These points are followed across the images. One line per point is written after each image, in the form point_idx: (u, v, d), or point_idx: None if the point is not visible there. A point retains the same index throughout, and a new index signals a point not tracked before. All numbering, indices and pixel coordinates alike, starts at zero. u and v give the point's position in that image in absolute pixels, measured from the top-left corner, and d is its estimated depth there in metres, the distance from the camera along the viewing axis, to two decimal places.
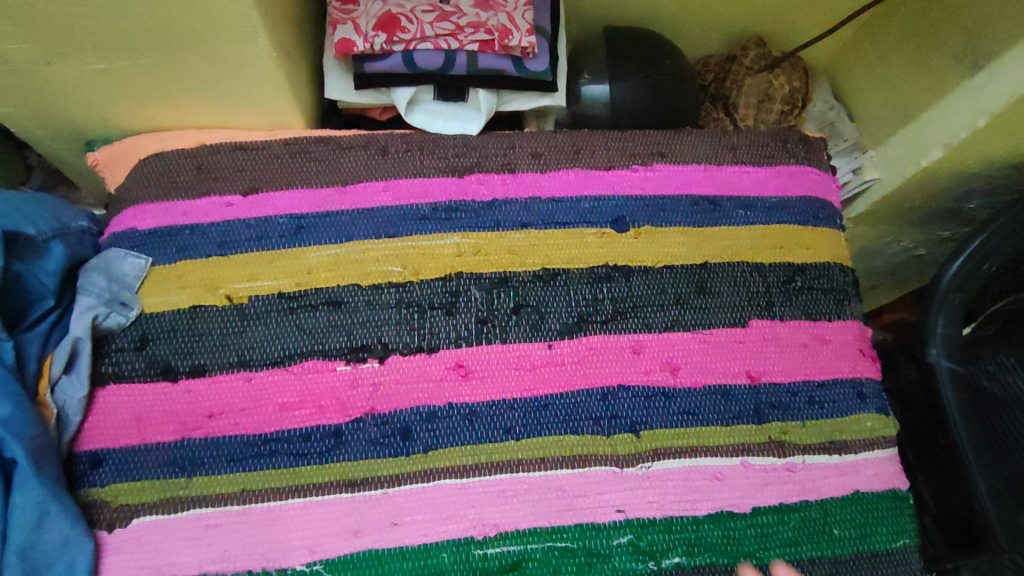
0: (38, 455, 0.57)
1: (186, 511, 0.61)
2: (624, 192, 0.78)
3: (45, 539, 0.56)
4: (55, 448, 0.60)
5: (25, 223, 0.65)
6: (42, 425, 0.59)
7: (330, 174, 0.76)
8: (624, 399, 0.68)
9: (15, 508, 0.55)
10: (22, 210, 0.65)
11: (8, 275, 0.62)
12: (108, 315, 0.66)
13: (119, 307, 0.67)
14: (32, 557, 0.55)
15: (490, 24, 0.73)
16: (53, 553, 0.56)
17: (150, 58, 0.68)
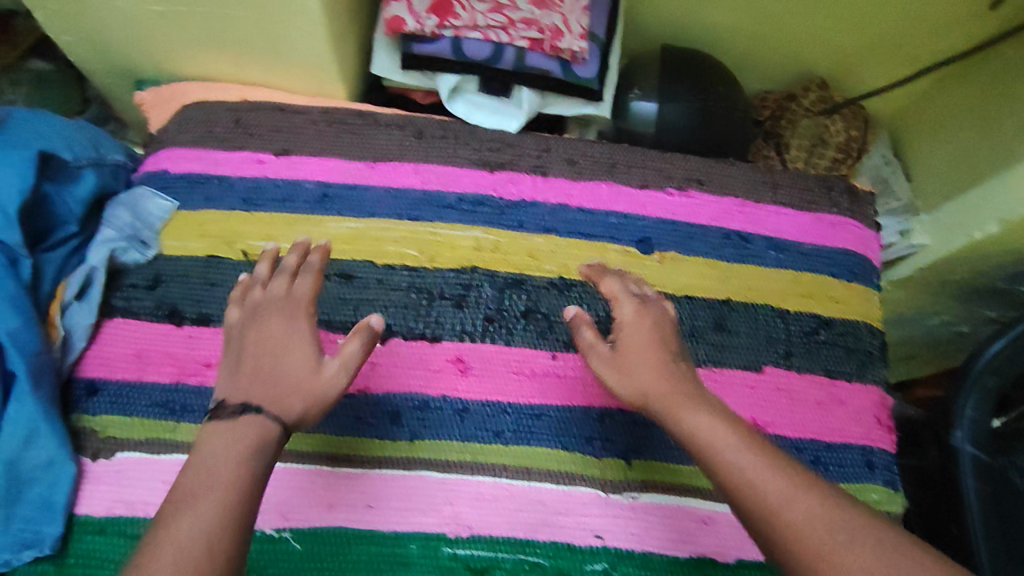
0: (36, 372, 0.58)
1: (169, 454, 0.60)
2: (653, 214, 0.76)
3: (31, 455, 0.57)
4: (55, 369, 0.61)
5: (64, 147, 0.65)
6: (47, 345, 0.60)
7: (363, 148, 0.76)
8: (621, 424, 0.66)
9: (8, 419, 0.56)
10: (62, 134, 0.66)
11: (37, 194, 0.63)
12: (126, 250, 0.67)
13: (138, 244, 0.68)
14: (15, 470, 0.56)
15: (543, 23, 0.71)
16: (36, 470, 0.57)
17: (204, 7, 0.69)
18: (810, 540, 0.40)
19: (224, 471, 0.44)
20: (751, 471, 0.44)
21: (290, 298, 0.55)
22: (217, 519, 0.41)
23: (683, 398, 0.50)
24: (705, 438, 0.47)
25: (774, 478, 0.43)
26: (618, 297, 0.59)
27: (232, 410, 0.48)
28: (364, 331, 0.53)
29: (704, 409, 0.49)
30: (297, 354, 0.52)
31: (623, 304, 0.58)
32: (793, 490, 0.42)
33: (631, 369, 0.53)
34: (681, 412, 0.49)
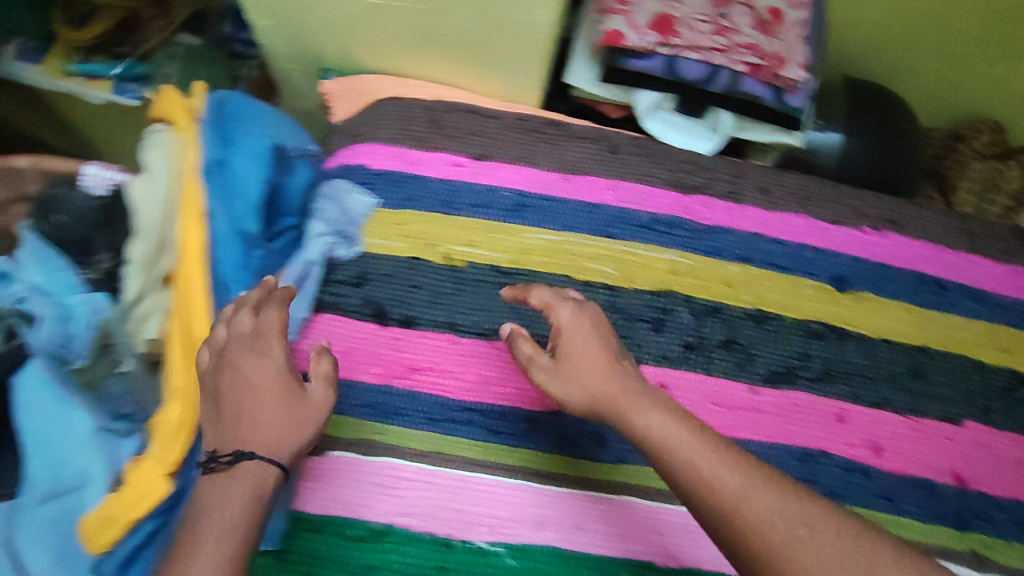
0: None
1: (380, 457, 0.62)
2: (848, 252, 0.75)
3: None
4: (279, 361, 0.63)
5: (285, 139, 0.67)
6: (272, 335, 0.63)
7: (557, 159, 0.74)
8: (823, 466, 0.66)
9: None
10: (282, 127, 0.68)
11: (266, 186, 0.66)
12: (335, 247, 0.68)
13: (343, 240, 0.68)
14: None
15: (765, 49, 0.68)
16: None
17: (424, 5, 0.66)
18: (769, 535, 0.41)
19: (237, 499, 0.46)
20: (705, 470, 0.44)
21: (255, 333, 0.54)
22: (230, 531, 0.44)
23: (636, 397, 0.49)
24: (661, 435, 0.47)
25: (734, 471, 0.44)
26: (570, 325, 0.54)
27: (225, 458, 0.47)
28: (325, 358, 0.55)
29: (655, 407, 0.49)
30: (274, 388, 0.51)
31: (564, 313, 0.55)
32: (750, 482, 0.43)
33: (570, 377, 0.52)
34: (641, 412, 0.48)
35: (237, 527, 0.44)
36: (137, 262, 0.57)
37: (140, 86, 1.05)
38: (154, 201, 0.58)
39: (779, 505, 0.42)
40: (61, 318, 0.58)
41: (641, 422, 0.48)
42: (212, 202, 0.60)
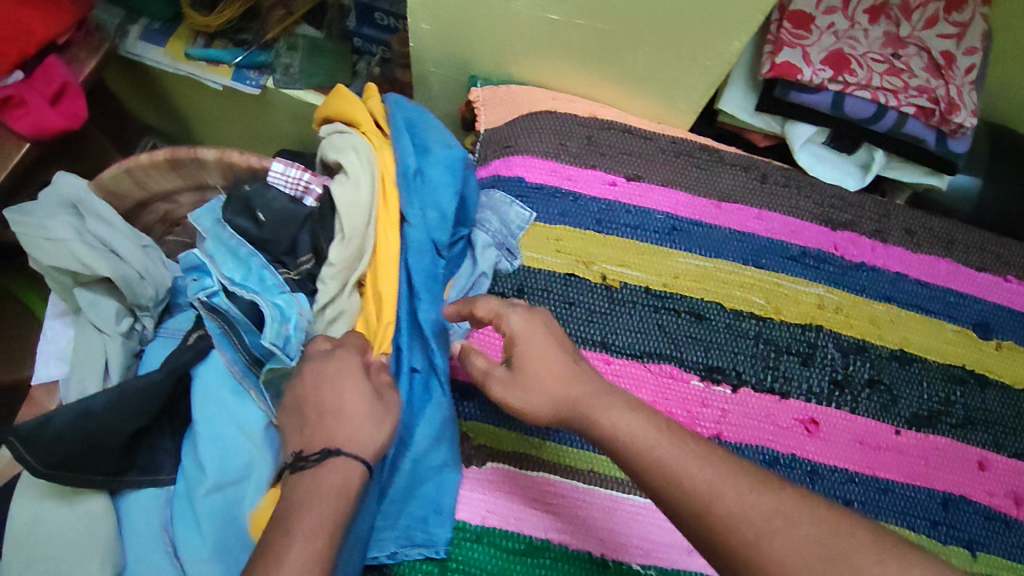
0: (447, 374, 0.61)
1: (536, 471, 0.61)
2: (990, 298, 0.75)
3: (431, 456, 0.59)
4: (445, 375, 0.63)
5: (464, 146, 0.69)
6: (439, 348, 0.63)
7: (709, 186, 0.75)
8: (965, 513, 0.65)
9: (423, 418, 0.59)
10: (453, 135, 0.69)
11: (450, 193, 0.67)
12: (498, 259, 0.68)
13: (505, 253, 0.69)
14: (417, 467, 0.58)
15: (937, 93, 0.70)
16: (428, 471, 0.59)
17: (606, 24, 0.68)
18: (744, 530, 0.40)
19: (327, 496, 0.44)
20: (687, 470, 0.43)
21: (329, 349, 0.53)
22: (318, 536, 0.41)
23: (602, 397, 0.49)
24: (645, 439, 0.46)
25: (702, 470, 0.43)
26: (505, 311, 0.54)
27: (313, 457, 0.46)
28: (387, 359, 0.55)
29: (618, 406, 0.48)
30: (354, 387, 0.50)
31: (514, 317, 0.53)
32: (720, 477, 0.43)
33: (529, 389, 0.51)
34: (612, 412, 0.48)
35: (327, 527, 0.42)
36: (340, 264, 0.58)
37: (260, 74, 1.04)
38: (359, 204, 0.59)
39: (751, 500, 0.41)
40: (280, 319, 0.57)
41: (607, 423, 0.47)
42: (410, 208, 0.62)
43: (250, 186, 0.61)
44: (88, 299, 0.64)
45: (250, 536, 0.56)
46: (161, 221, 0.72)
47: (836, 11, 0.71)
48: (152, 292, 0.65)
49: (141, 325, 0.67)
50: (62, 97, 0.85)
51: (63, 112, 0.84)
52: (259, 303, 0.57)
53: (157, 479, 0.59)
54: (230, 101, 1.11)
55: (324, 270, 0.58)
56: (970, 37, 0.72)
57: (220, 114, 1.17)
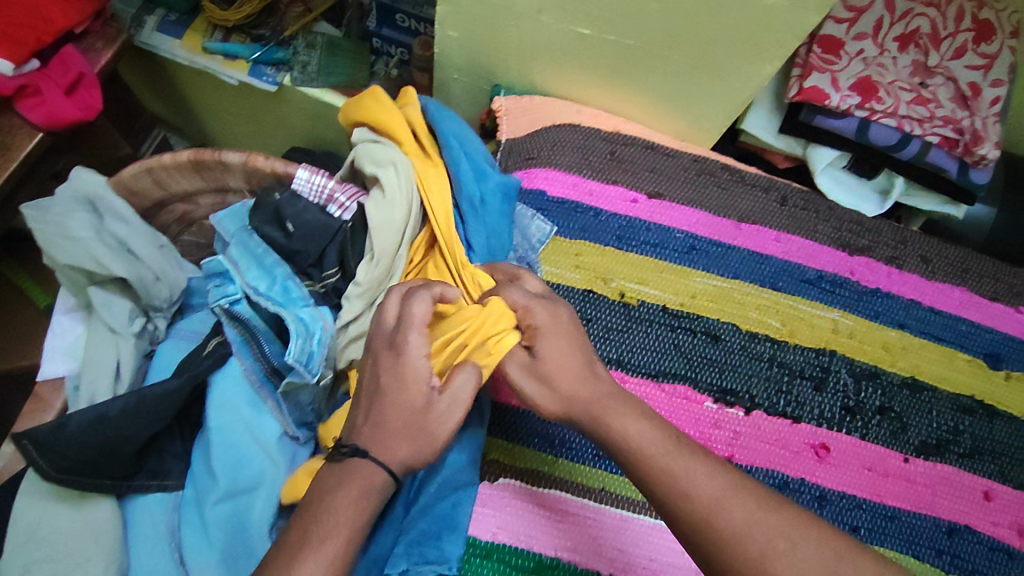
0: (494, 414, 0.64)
1: (547, 488, 0.61)
2: (1001, 328, 0.75)
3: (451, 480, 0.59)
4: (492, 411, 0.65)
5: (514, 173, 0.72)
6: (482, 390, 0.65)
7: (728, 206, 0.75)
8: (968, 542, 0.66)
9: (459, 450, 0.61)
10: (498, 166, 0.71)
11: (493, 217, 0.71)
12: None
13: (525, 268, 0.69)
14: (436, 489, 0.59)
15: (963, 124, 0.71)
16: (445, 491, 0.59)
17: (634, 41, 0.68)
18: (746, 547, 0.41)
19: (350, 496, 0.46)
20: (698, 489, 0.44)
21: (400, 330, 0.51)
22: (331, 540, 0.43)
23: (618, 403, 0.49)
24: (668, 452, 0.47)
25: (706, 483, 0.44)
26: (529, 304, 0.54)
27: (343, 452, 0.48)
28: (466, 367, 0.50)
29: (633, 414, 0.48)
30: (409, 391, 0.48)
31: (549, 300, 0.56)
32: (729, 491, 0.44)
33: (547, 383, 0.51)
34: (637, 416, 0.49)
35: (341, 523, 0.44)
36: (366, 285, 0.58)
37: (276, 71, 1.04)
38: (392, 225, 0.59)
39: (750, 517, 0.42)
40: (306, 334, 0.56)
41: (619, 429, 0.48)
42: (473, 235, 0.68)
43: (281, 195, 0.61)
44: (101, 298, 0.62)
45: (263, 540, 0.55)
46: (178, 220, 0.72)
47: (866, 37, 0.72)
48: (166, 293, 0.65)
49: (153, 326, 0.66)
50: (78, 87, 0.82)
51: (77, 102, 0.81)
52: (284, 315, 0.57)
53: (164, 484, 0.58)
54: (244, 96, 1.10)
55: (351, 288, 0.58)
56: (998, 69, 0.72)
57: (231, 108, 1.16)
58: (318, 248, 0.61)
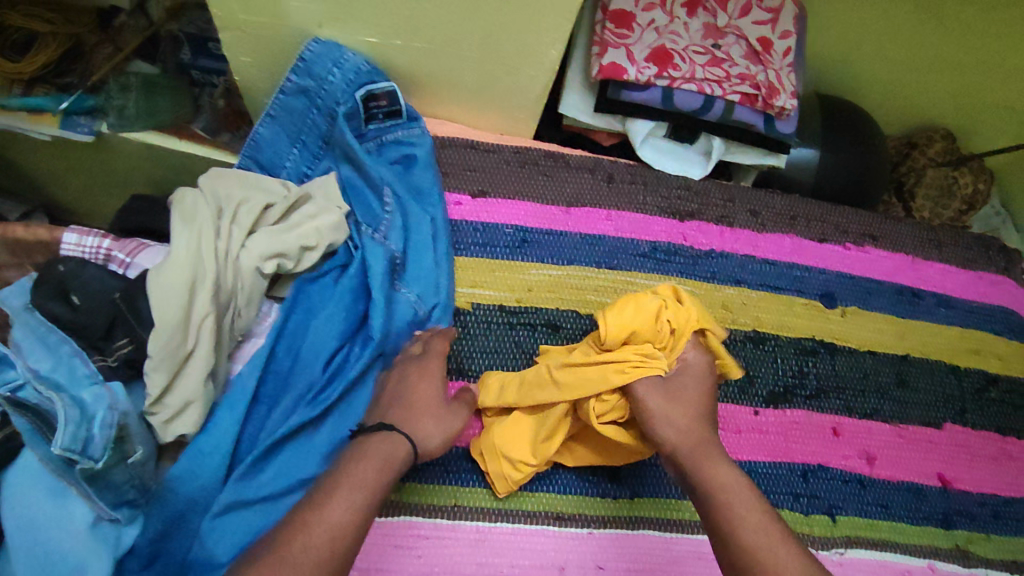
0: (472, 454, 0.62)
1: (396, 516, 0.59)
2: (833, 268, 0.78)
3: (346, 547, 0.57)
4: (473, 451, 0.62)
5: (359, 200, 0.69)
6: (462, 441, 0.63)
7: (556, 193, 0.74)
8: (823, 480, 0.68)
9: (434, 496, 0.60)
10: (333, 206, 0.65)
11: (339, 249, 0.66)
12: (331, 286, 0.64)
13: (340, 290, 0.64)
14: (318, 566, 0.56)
15: (758, 79, 0.72)
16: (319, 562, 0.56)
17: (423, 43, 0.66)
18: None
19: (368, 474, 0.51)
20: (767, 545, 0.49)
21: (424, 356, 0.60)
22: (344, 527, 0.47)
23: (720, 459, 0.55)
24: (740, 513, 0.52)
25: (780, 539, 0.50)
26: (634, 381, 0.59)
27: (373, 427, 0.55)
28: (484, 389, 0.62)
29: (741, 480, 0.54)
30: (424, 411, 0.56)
31: (691, 355, 0.62)
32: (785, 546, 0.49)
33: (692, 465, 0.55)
34: (715, 467, 0.55)
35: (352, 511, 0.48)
36: (159, 357, 0.52)
37: (91, 119, 0.95)
38: (174, 289, 0.53)
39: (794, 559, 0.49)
40: (81, 418, 0.49)
41: (716, 468, 0.54)
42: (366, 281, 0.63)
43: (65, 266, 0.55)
44: None
45: None
46: None
47: (655, 8, 0.73)
48: None
49: None
50: None
51: None
52: (56, 398, 0.49)
53: None
54: (63, 152, 1.02)
55: (146, 361, 0.53)
56: (784, 21, 0.75)
57: (53, 163, 1.06)
58: (106, 316, 0.54)
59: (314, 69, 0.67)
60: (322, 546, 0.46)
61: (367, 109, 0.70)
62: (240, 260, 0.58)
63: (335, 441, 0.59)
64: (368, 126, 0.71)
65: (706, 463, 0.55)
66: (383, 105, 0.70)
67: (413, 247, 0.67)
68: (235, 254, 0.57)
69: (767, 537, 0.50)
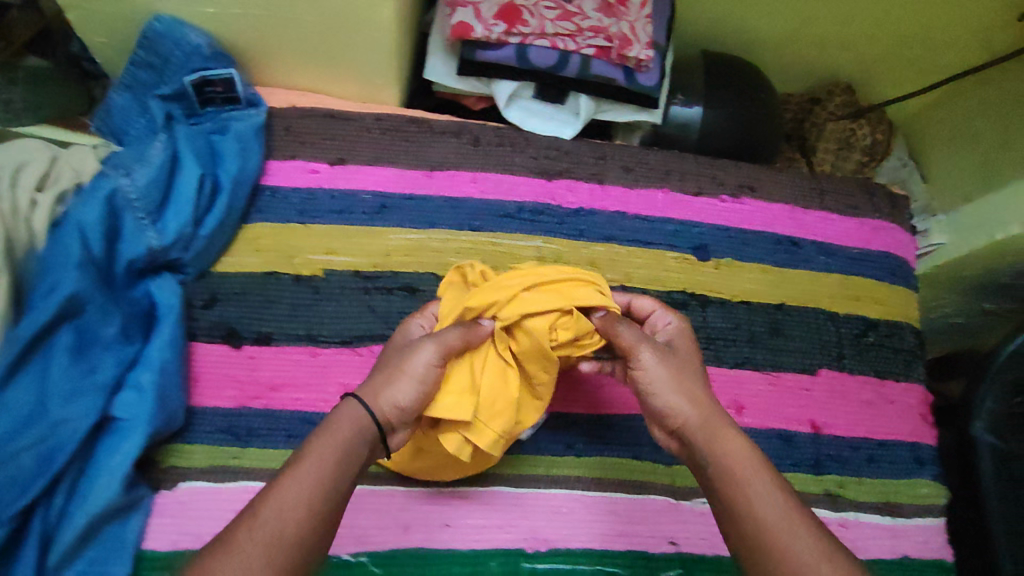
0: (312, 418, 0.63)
1: (234, 481, 0.59)
2: (708, 221, 0.77)
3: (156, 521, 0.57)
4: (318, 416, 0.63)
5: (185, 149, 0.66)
6: (306, 406, 0.63)
7: (418, 157, 0.73)
8: None
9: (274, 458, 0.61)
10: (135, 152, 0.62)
11: (168, 187, 0.62)
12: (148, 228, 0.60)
13: (154, 227, 0.61)
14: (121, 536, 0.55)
15: (611, 31, 0.71)
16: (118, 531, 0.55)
17: (262, 11, 0.65)
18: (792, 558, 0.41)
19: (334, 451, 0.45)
20: (769, 509, 0.44)
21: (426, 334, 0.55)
22: (301, 505, 0.41)
23: (721, 426, 0.50)
24: (739, 474, 0.46)
25: (774, 502, 0.44)
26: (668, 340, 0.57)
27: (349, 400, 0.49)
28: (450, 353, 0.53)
29: (741, 440, 0.49)
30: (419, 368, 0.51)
31: (667, 318, 0.59)
32: (784, 506, 0.44)
33: (707, 439, 0.49)
34: (720, 438, 0.49)
35: (310, 489, 0.42)
36: None
37: None
38: None
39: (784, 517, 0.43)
40: None
41: (727, 440, 0.49)
42: (171, 214, 0.61)
43: None
44: None
45: None
46: None
47: None
48: None
49: None
50: None
51: None
52: None
53: None
54: None
55: None
56: None
57: None
58: None
59: (160, 48, 0.66)
60: (260, 539, 0.39)
61: (202, 93, 0.68)
62: (32, 220, 0.57)
63: (161, 359, 0.58)
64: (203, 108, 0.69)
65: (712, 432, 0.49)
66: (220, 90, 0.69)
67: (221, 173, 0.65)
68: (25, 213, 0.57)
69: (773, 506, 0.44)
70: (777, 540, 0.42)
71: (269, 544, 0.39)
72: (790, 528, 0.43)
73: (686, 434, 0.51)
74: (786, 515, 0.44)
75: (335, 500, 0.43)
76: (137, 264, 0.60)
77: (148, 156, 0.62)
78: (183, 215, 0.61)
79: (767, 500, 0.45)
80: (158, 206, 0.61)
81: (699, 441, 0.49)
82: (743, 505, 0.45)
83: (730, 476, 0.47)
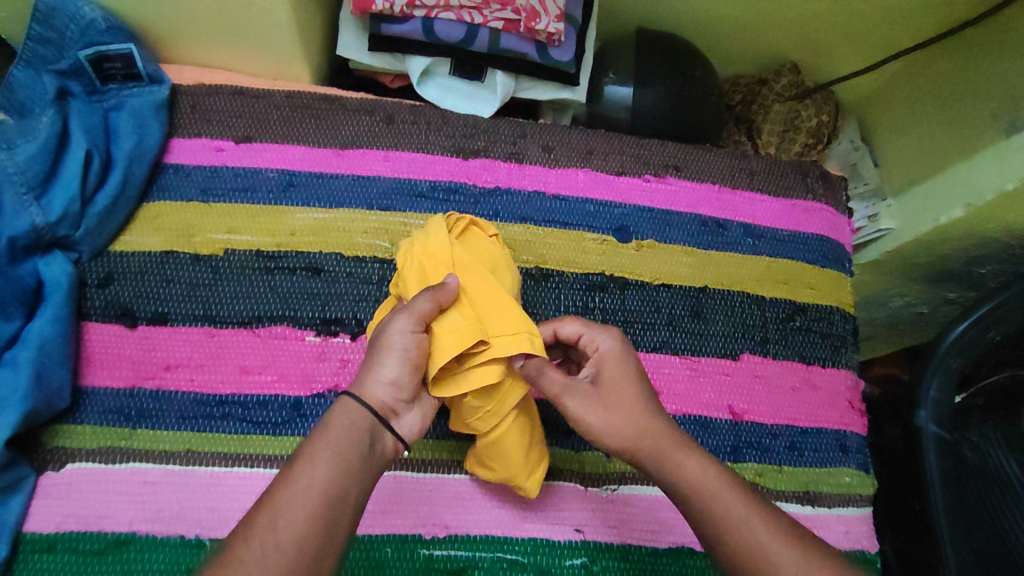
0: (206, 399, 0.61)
1: (124, 463, 0.58)
2: (631, 201, 0.75)
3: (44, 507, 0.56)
4: (212, 398, 0.61)
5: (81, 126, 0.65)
6: (200, 387, 0.61)
7: (328, 135, 0.72)
8: None
9: (165, 440, 0.59)
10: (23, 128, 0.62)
11: (56, 164, 0.62)
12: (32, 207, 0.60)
13: (38, 205, 0.60)
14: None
15: (518, 2, 0.69)
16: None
17: None
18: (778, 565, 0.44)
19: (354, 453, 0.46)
20: (737, 518, 0.47)
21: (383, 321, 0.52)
22: (314, 512, 0.42)
23: (674, 442, 0.51)
24: (701, 488, 0.49)
25: (741, 510, 0.47)
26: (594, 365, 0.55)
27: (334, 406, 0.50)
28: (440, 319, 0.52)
29: (693, 453, 0.51)
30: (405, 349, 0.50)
31: (603, 340, 0.55)
32: (750, 513, 0.47)
33: (661, 460, 0.51)
34: (675, 458, 0.50)
35: (323, 495, 0.43)
36: None
37: None
38: None
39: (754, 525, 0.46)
40: None
41: (679, 458, 0.50)
42: (57, 193, 0.61)
43: None
44: None
45: None
46: None
47: None
48: None
49: None
50: None
51: None
52: None
53: None
54: None
55: None
56: None
57: None
58: None
59: (54, 23, 0.64)
60: (281, 543, 0.41)
61: (101, 70, 0.67)
62: None
63: (41, 339, 0.58)
64: (106, 86, 0.68)
65: (666, 452, 0.51)
66: (120, 67, 0.68)
67: (116, 153, 0.65)
68: None
69: (739, 513, 0.47)
70: (756, 547, 0.45)
71: (280, 550, 0.40)
72: (761, 533, 0.46)
73: (640, 459, 0.52)
74: (757, 522, 0.46)
75: (346, 494, 0.44)
76: (20, 243, 0.60)
77: (34, 132, 0.62)
78: (69, 192, 0.61)
79: (732, 510, 0.47)
80: (43, 182, 0.61)
81: (653, 466, 0.51)
82: (703, 516, 0.48)
83: (692, 494, 0.49)
